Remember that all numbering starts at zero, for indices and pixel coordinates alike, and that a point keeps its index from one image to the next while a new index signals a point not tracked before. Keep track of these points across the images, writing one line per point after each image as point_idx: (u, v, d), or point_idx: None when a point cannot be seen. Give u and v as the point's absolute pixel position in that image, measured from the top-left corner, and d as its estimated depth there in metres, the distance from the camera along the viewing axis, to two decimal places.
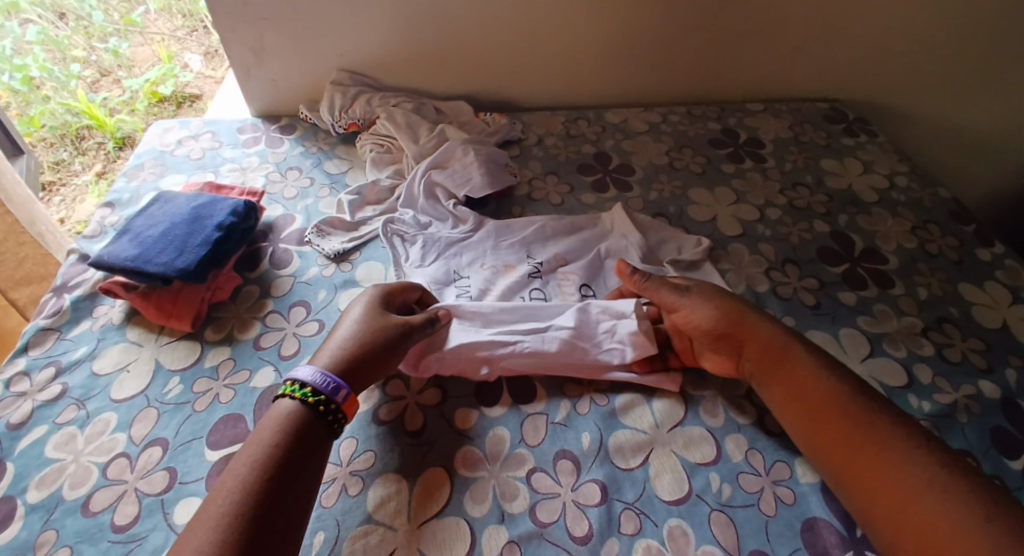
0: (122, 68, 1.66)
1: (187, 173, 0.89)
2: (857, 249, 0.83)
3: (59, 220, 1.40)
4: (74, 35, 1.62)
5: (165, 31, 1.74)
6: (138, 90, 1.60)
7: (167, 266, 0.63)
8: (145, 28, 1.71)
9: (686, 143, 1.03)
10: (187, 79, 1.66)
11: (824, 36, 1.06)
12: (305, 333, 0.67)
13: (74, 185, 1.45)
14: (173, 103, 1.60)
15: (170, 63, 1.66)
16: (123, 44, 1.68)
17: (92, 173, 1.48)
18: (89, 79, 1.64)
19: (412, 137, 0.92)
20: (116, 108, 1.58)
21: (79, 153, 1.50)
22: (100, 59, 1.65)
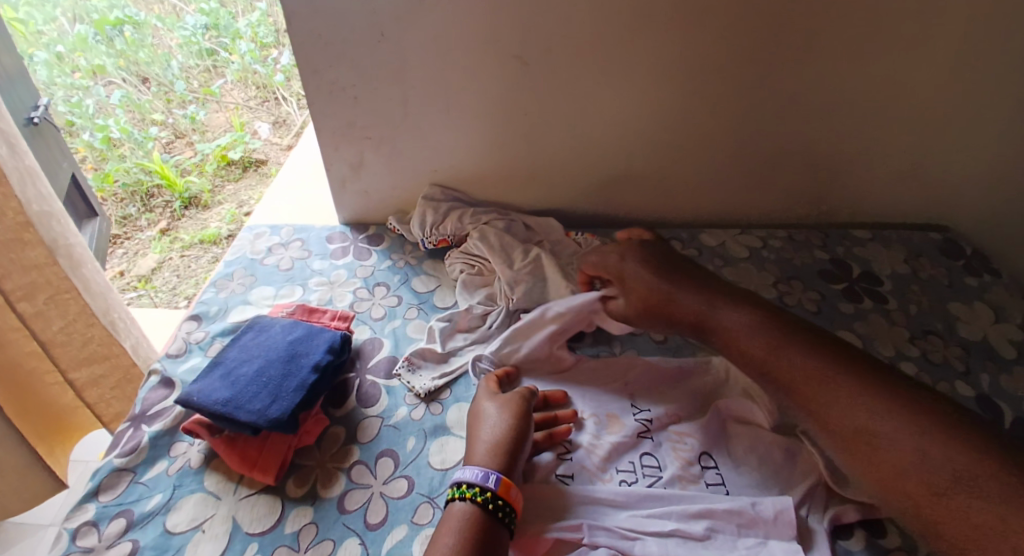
0: (196, 132, 1.72)
1: (276, 286, 0.87)
2: (1008, 420, 0.74)
3: (117, 274, 1.48)
4: (155, 100, 1.72)
5: (239, 101, 1.81)
6: (208, 154, 1.66)
7: (259, 415, 0.59)
8: (222, 98, 1.80)
9: (793, 274, 0.95)
10: (255, 146, 1.70)
11: (938, 165, 1.00)
12: (393, 494, 0.60)
13: (137, 240, 1.54)
14: (239, 167, 1.66)
15: (242, 130, 1.71)
16: (199, 111, 1.75)
17: (156, 230, 1.55)
18: (164, 140, 1.70)
19: (506, 260, 0.88)
20: (187, 170, 1.64)
21: (147, 209, 1.57)
22: (177, 123, 1.72)
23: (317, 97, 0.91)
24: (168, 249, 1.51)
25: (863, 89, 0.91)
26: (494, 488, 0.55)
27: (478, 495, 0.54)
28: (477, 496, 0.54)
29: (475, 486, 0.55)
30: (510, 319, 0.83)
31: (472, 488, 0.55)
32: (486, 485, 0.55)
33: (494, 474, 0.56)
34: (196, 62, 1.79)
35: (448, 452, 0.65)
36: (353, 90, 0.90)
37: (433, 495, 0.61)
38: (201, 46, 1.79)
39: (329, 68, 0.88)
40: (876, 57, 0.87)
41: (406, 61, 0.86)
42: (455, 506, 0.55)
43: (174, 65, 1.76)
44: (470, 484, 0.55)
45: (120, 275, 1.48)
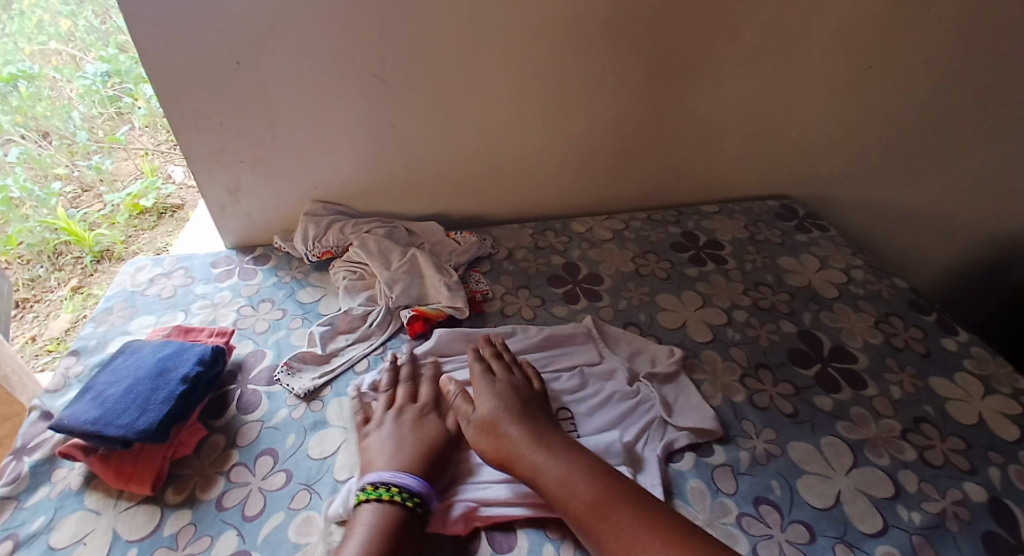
0: (104, 183, 1.56)
1: (157, 314, 0.89)
2: (826, 348, 0.85)
3: (28, 339, 1.33)
4: (56, 154, 1.50)
5: (148, 146, 1.65)
6: (118, 204, 1.52)
7: (128, 428, 0.62)
8: (129, 144, 1.61)
9: (649, 249, 1.07)
10: (169, 191, 1.60)
11: (766, 141, 1.15)
12: (271, 486, 0.64)
13: (49, 301, 1.39)
14: (153, 216, 1.55)
15: (153, 175, 1.60)
16: (105, 160, 1.57)
17: (67, 288, 1.41)
18: (69, 195, 1.53)
19: (384, 263, 0.94)
20: (95, 223, 1.49)
21: (56, 268, 1.42)
22: (82, 175, 1.54)
23: (184, 127, 0.94)
24: (81, 307, 1.38)
25: (689, 81, 1.04)
26: (413, 487, 0.60)
27: (396, 494, 0.58)
28: (391, 494, 0.59)
29: (390, 486, 0.59)
30: (391, 317, 0.89)
31: (385, 488, 0.59)
32: (405, 486, 0.59)
33: (416, 477, 0.61)
34: (99, 111, 1.56)
35: (327, 442, 0.70)
36: (219, 118, 0.94)
37: (311, 482, 0.65)
38: (102, 95, 1.54)
39: (192, 97, 0.91)
40: (694, 52, 1.00)
41: (269, 87, 0.92)
42: (364, 505, 0.59)
43: (76, 117, 1.52)
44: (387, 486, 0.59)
45: (31, 340, 1.33)
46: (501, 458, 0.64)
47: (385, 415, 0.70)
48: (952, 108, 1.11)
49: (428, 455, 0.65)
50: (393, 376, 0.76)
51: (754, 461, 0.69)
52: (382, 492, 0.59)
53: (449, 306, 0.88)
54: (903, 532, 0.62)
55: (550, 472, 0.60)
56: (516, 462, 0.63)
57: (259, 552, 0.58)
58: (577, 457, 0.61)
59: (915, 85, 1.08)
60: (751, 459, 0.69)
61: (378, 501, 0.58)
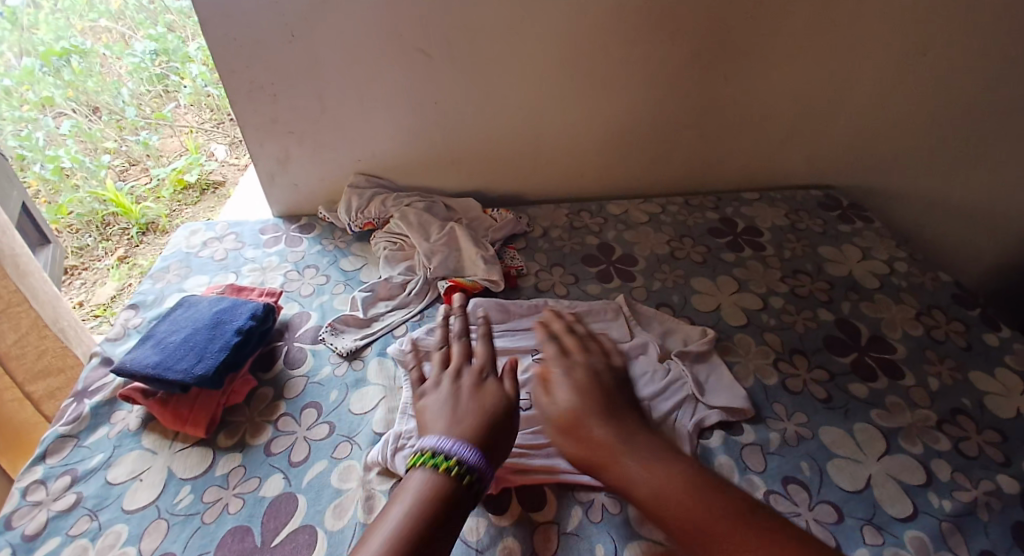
0: (150, 157, 1.63)
1: (210, 274, 0.94)
2: (862, 337, 0.85)
3: (77, 304, 1.36)
4: (105, 128, 1.59)
5: (193, 124, 1.72)
6: (163, 178, 1.59)
7: (186, 373, 0.67)
8: (175, 121, 1.69)
9: (685, 233, 1.07)
10: (212, 167, 1.66)
11: (811, 130, 1.13)
12: (315, 437, 0.68)
13: (96, 269, 1.44)
14: (196, 191, 1.61)
15: (197, 152, 1.67)
16: (153, 136, 1.65)
17: (115, 257, 1.46)
18: (117, 168, 1.62)
19: (423, 235, 0.97)
20: (142, 196, 1.57)
21: (104, 239, 1.48)
22: (130, 149, 1.62)
23: (238, 97, 0.98)
24: (127, 276, 1.43)
25: (734, 65, 1.02)
26: None
27: None
28: None
29: None
30: (428, 287, 0.91)
31: None
32: None
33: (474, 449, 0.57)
34: (148, 88, 1.65)
35: (367, 399, 0.73)
36: (272, 88, 0.98)
37: (352, 435, 0.68)
38: (151, 72, 1.65)
39: (247, 68, 0.95)
40: (740, 36, 0.98)
41: (318, 59, 0.95)
42: None
43: (125, 93, 1.61)
44: None
45: (80, 305, 1.36)
46: (593, 460, 0.59)
47: (441, 375, 0.67)
48: (1009, 100, 1.07)
49: (490, 422, 0.60)
50: (445, 333, 0.74)
51: (783, 442, 0.70)
52: (439, 461, 0.55)
53: (485, 279, 0.91)
54: (933, 518, 0.62)
55: (640, 480, 0.55)
56: (608, 465, 0.57)
57: (303, 495, 0.62)
58: (671, 465, 0.56)
59: (971, 73, 1.04)
60: (781, 440, 0.70)
61: (433, 469, 0.54)
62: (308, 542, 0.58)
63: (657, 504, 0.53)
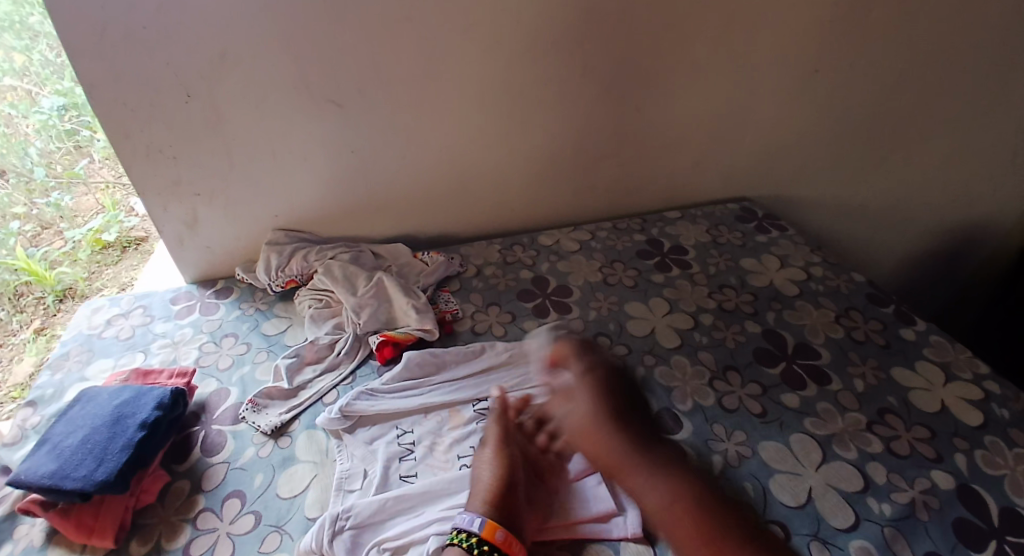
0: (64, 219, 1.44)
1: (116, 356, 0.87)
2: (790, 346, 0.87)
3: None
4: (13, 193, 1.38)
5: (110, 178, 1.52)
6: (79, 240, 1.43)
7: (86, 480, 0.60)
8: (89, 178, 1.49)
9: (616, 257, 1.08)
10: (132, 224, 1.52)
11: (723, 146, 1.18)
12: (240, 530, 0.62)
13: (10, 345, 1.28)
14: (117, 249, 1.47)
15: (115, 208, 1.51)
16: (64, 197, 1.45)
17: (31, 330, 1.30)
18: (28, 234, 1.40)
19: (350, 289, 0.93)
20: (56, 261, 1.39)
21: (17, 311, 1.32)
22: (41, 213, 1.42)
23: (134, 162, 0.92)
24: (47, 350, 1.26)
25: (644, 92, 1.05)
26: None
27: None
28: None
29: None
30: (359, 343, 0.88)
31: None
32: None
33: None
34: (57, 146, 1.44)
35: (296, 480, 0.68)
36: (171, 151, 0.92)
37: (281, 523, 0.63)
38: (60, 128, 1.43)
39: (145, 131, 0.89)
40: (645, 65, 1.02)
41: (221, 118, 0.90)
42: None
43: (33, 152, 1.40)
44: None
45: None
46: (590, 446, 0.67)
47: None
48: (892, 108, 1.16)
49: None
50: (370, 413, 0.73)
51: (727, 465, 0.70)
52: (464, 539, 0.56)
53: (418, 329, 0.88)
54: (875, 524, 0.63)
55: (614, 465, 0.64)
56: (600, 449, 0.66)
57: None
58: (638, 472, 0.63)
59: (857, 85, 1.12)
60: (724, 463, 0.70)
61: None
62: None
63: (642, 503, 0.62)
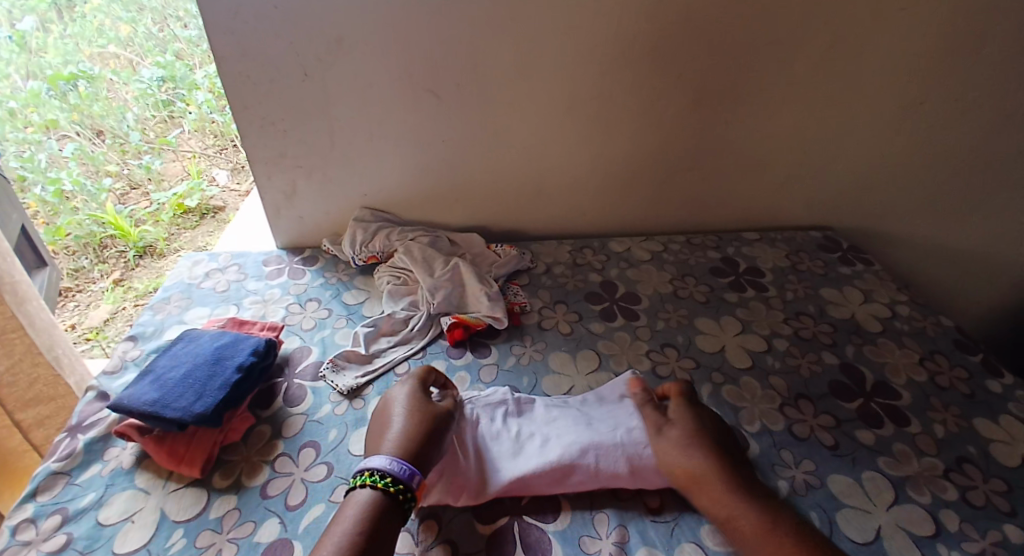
0: (152, 182, 1.63)
1: (211, 306, 0.93)
2: (868, 382, 0.84)
3: (70, 326, 1.36)
4: (109, 152, 1.60)
5: (196, 149, 1.74)
6: (164, 203, 1.58)
7: (185, 411, 0.66)
8: (178, 147, 1.71)
9: (688, 272, 1.07)
10: (213, 193, 1.66)
11: (811, 173, 1.15)
12: (313, 478, 0.66)
13: (91, 291, 1.43)
14: (197, 215, 1.61)
15: (198, 177, 1.67)
16: (155, 161, 1.66)
17: (109, 281, 1.45)
18: (118, 191, 1.61)
19: (427, 270, 0.97)
20: (142, 220, 1.55)
21: (100, 261, 1.47)
22: (131, 173, 1.62)
23: (247, 130, 0.99)
24: (121, 300, 1.41)
25: (735, 110, 1.05)
26: (401, 477, 0.60)
27: (387, 485, 0.59)
28: (383, 484, 0.59)
29: (383, 477, 0.60)
30: (431, 323, 0.91)
31: (378, 478, 0.60)
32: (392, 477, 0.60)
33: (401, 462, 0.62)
34: (152, 114, 1.67)
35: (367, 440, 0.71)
36: (282, 123, 0.99)
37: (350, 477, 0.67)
38: (157, 98, 1.67)
39: (259, 103, 0.97)
40: (742, 82, 1.01)
41: (329, 97, 0.97)
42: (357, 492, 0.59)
43: (130, 117, 1.63)
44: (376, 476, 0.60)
45: (72, 327, 1.36)
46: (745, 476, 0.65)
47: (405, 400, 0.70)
48: (1001, 151, 1.09)
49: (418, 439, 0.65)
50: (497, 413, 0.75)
51: (792, 491, 0.68)
52: (373, 479, 0.59)
53: (488, 316, 0.90)
54: None
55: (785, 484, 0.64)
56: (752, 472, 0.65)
57: (299, 541, 0.60)
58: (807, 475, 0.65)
59: (966, 124, 1.06)
60: (789, 489, 0.68)
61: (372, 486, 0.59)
62: None
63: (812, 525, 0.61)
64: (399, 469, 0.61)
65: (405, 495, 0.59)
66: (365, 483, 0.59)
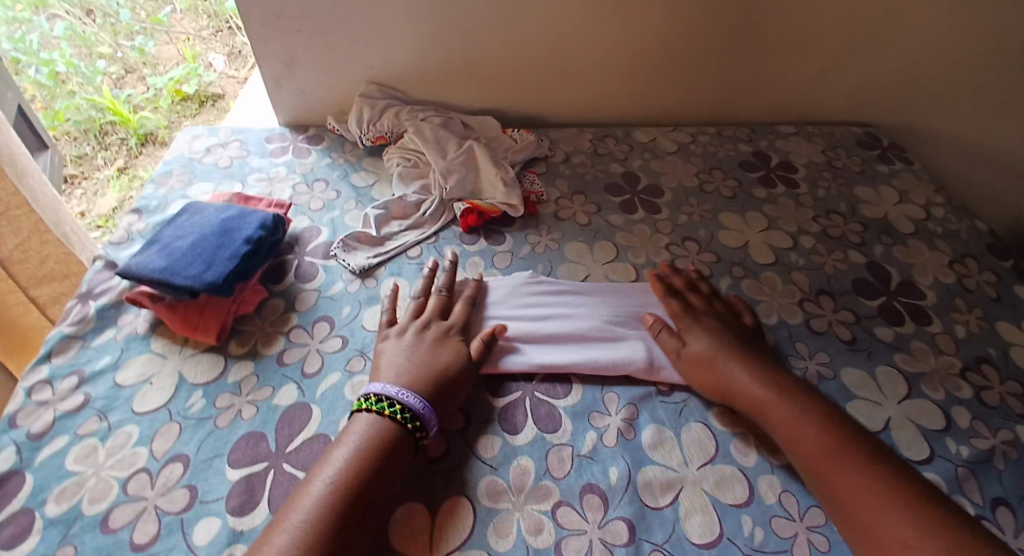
0: (148, 66, 1.53)
1: (215, 182, 0.90)
2: (893, 281, 0.81)
3: (80, 213, 1.33)
4: (100, 33, 1.53)
5: (190, 31, 1.61)
6: (162, 88, 1.48)
7: (196, 279, 0.64)
8: (172, 28, 1.60)
9: (715, 165, 1.01)
10: (211, 79, 1.53)
11: (862, 60, 1.04)
12: (329, 349, 0.66)
13: (96, 179, 1.39)
14: (196, 103, 1.49)
15: (195, 62, 1.54)
16: (149, 43, 1.56)
17: (114, 168, 1.40)
18: (114, 75, 1.52)
19: (440, 152, 0.92)
20: (139, 106, 1.46)
21: (103, 148, 1.41)
22: (125, 57, 1.54)
23: None
24: (129, 189, 1.37)
25: None
26: (416, 407, 0.57)
27: (393, 411, 0.56)
28: (390, 410, 0.57)
29: (392, 402, 0.57)
30: (444, 208, 0.87)
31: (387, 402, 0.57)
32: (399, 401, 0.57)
33: (419, 398, 0.58)
34: None
35: (381, 317, 0.71)
36: None
37: (365, 350, 0.67)
38: None
39: None
40: None
41: None
42: (361, 415, 0.57)
43: None
44: (378, 397, 0.58)
45: (83, 215, 1.33)
46: (723, 394, 0.63)
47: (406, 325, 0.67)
48: None
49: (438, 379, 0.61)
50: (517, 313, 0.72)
51: (803, 380, 0.68)
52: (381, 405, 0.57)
53: (503, 204, 0.86)
54: (949, 463, 0.61)
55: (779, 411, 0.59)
56: (739, 396, 0.62)
57: (317, 406, 0.61)
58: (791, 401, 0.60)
59: None
60: (801, 378, 0.68)
61: (379, 413, 0.56)
62: (322, 450, 0.57)
63: (799, 454, 0.56)
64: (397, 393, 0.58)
65: (406, 418, 0.56)
66: (370, 408, 0.57)
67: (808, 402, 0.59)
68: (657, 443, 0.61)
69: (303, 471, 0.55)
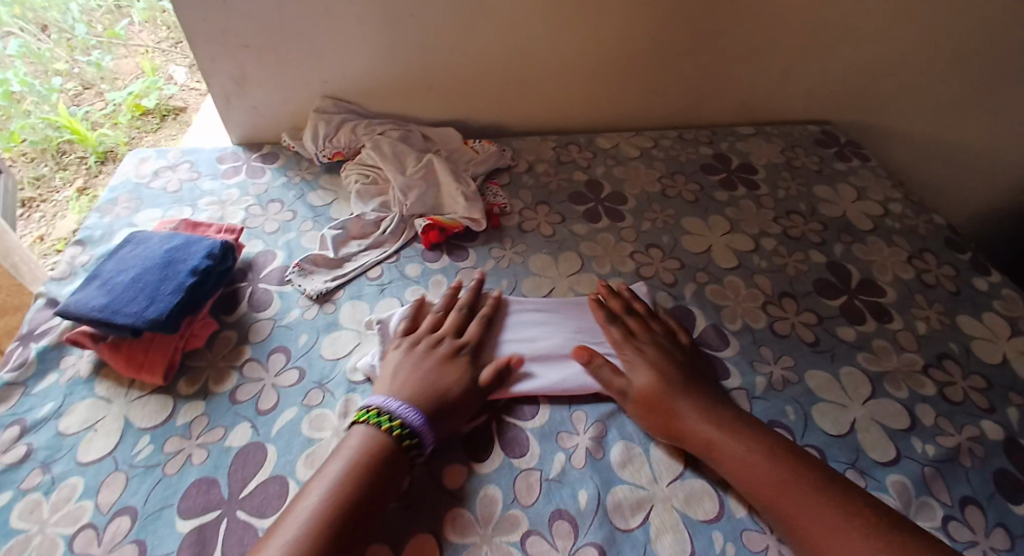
0: (105, 81, 1.48)
1: (163, 208, 0.86)
2: (854, 280, 0.82)
3: (37, 238, 1.27)
4: (55, 48, 1.44)
5: (148, 43, 1.57)
6: (120, 104, 1.43)
7: (137, 316, 0.61)
8: (129, 40, 1.55)
9: (677, 169, 1.01)
10: (171, 92, 1.48)
11: (816, 59, 1.05)
12: (285, 383, 0.64)
13: (56, 201, 1.32)
14: (156, 117, 1.44)
15: (154, 75, 1.49)
16: (105, 56, 1.49)
17: (73, 189, 1.33)
18: (71, 92, 1.46)
19: (399, 167, 0.90)
20: (98, 122, 1.41)
21: (61, 168, 1.35)
22: (83, 71, 1.47)
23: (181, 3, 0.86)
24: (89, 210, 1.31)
25: None
26: (413, 424, 0.56)
27: (387, 424, 0.56)
28: (388, 425, 0.56)
29: (389, 417, 0.56)
30: (404, 225, 0.85)
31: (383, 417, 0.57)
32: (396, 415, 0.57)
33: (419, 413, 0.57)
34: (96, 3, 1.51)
35: (340, 344, 0.68)
36: None
37: (323, 381, 0.64)
38: None
39: None
40: None
41: None
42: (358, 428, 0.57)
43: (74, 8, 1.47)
44: (378, 410, 0.57)
45: (41, 240, 1.27)
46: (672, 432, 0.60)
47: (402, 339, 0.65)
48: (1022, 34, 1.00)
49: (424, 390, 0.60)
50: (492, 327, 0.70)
51: (770, 386, 0.68)
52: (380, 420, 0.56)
53: (465, 218, 0.85)
54: (916, 463, 0.62)
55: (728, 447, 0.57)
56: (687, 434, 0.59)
57: (273, 444, 0.58)
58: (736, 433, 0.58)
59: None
60: (767, 385, 0.68)
61: (375, 426, 0.56)
62: (279, 492, 0.55)
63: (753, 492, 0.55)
64: (399, 408, 0.57)
65: (402, 433, 0.56)
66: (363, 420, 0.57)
67: (756, 433, 0.58)
68: (626, 461, 0.60)
69: (259, 516, 0.53)
